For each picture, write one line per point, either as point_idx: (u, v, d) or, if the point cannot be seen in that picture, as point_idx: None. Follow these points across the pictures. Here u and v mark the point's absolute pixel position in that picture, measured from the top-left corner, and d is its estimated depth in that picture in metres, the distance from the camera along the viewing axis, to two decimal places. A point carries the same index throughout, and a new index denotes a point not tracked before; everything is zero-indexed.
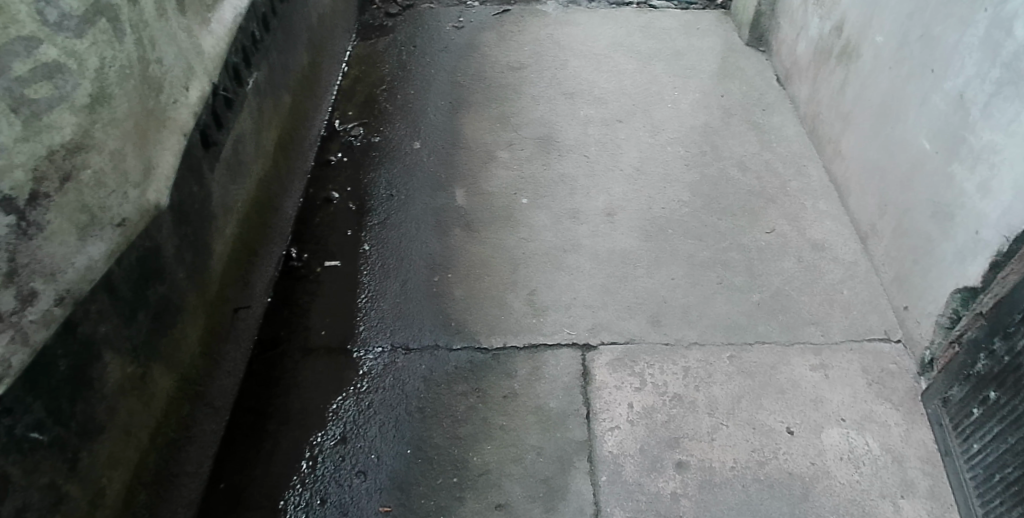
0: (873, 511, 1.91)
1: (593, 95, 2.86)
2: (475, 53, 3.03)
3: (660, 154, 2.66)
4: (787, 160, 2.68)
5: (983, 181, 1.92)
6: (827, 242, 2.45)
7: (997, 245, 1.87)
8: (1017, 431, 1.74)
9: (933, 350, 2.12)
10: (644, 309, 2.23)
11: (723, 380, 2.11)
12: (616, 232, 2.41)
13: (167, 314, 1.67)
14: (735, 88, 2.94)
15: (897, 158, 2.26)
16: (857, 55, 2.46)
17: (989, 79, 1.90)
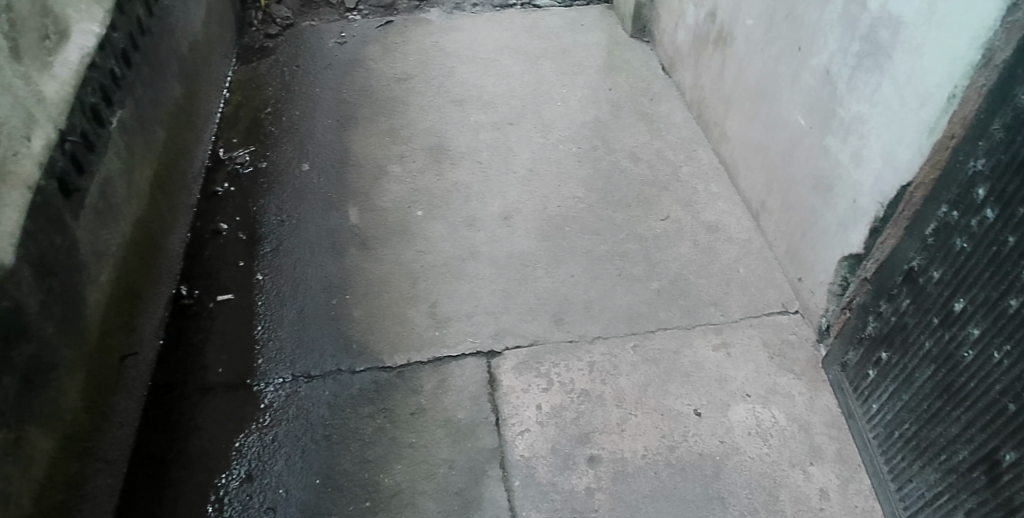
0: (784, 481, 1.97)
1: (482, 100, 2.86)
2: (360, 67, 3.01)
3: (553, 153, 2.68)
4: (677, 147, 2.73)
5: (856, 151, 1.99)
6: (720, 223, 2.51)
7: (874, 211, 1.95)
8: (910, 387, 1.83)
9: (828, 317, 2.19)
10: (546, 309, 2.24)
11: (629, 371, 2.13)
12: (513, 235, 2.42)
13: (50, 372, 1.61)
14: (623, 80, 2.99)
15: (777, 136, 2.33)
16: (731, 39, 2.53)
17: (850, 53, 1.97)
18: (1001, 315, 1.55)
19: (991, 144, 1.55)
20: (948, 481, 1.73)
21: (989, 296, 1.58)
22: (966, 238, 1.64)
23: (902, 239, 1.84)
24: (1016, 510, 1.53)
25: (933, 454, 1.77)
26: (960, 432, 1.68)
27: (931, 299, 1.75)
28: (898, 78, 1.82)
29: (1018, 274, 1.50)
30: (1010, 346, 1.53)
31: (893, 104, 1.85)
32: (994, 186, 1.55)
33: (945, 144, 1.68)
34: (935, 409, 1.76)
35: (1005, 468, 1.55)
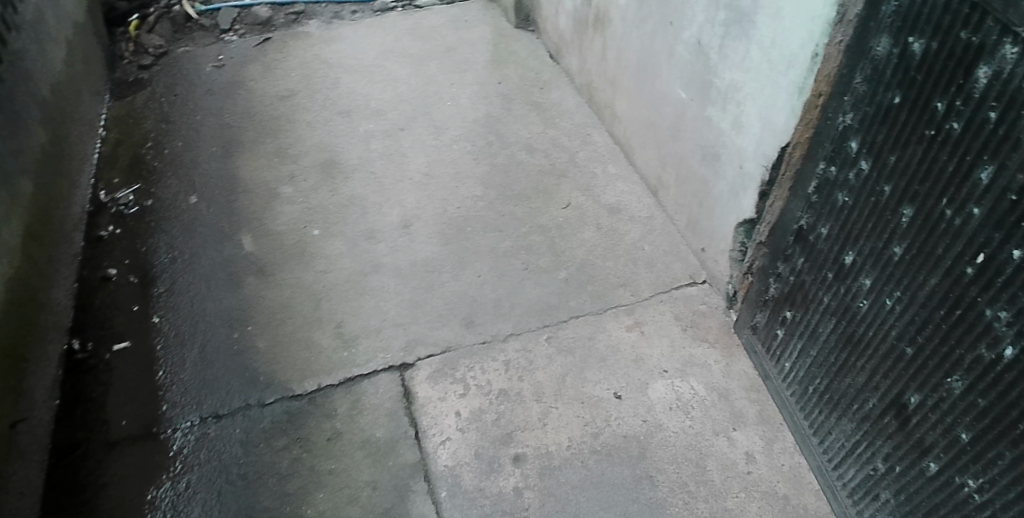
0: (708, 450, 2.00)
1: (371, 108, 2.85)
2: (241, 89, 2.94)
3: (447, 154, 2.68)
4: (571, 133, 2.76)
5: (736, 119, 2.02)
6: (621, 204, 2.53)
7: (760, 176, 1.98)
8: (816, 342, 1.86)
9: (734, 283, 2.21)
10: (455, 313, 2.23)
11: (545, 364, 2.13)
12: (415, 242, 2.41)
13: None
14: (511, 73, 3.01)
15: (662, 112, 2.35)
16: (607, 21, 2.55)
17: (717, 23, 2.00)
18: (888, 263, 1.56)
19: (856, 97, 1.58)
20: (863, 429, 1.75)
21: (875, 246, 1.59)
22: (846, 191, 1.65)
23: (788, 200, 1.87)
24: (928, 450, 1.54)
25: (844, 404, 1.80)
26: (867, 381, 1.70)
27: (823, 255, 1.77)
28: (764, 42, 1.85)
29: (898, 222, 1.51)
30: (899, 292, 1.54)
31: (762, 69, 1.88)
32: (865, 138, 1.57)
33: (815, 102, 1.71)
34: (841, 361, 1.78)
35: (912, 411, 1.56)
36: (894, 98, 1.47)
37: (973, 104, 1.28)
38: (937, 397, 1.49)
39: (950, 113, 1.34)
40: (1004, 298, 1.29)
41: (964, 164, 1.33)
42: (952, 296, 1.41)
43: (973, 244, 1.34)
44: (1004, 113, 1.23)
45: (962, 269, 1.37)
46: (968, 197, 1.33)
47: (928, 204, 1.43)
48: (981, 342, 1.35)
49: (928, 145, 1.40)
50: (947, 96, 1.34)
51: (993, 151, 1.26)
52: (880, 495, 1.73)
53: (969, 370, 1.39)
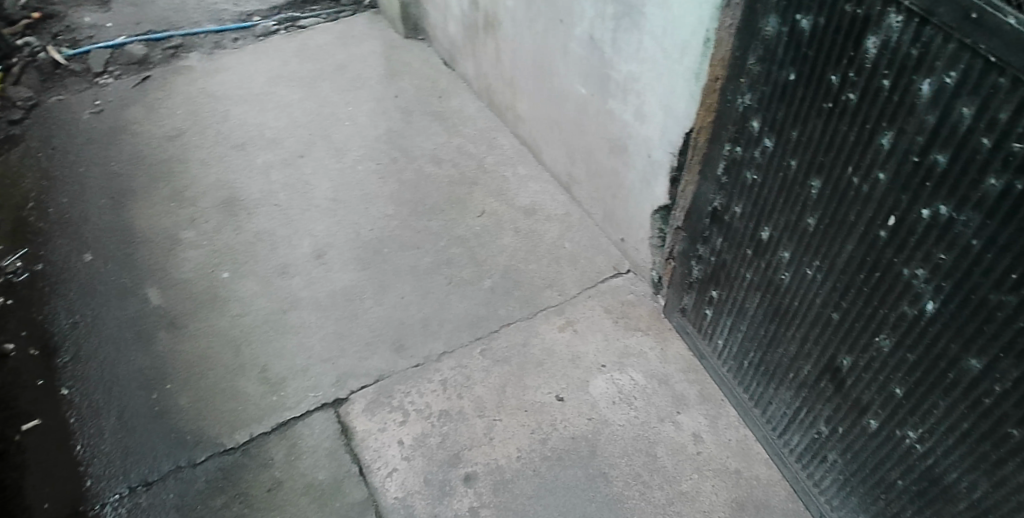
0: (657, 437, 2.00)
1: (266, 138, 2.72)
2: (124, 134, 2.76)
3: (352, 176, 2.59)
4: (476, 139, 2.72)
5: (637, 109, 2.02)
6: (536, 204, 2.51)
7: (669, 161, 1.98)
8: (745, 317, 1.90)
9: (657, 269, 2.23)
10: (383, 339, 2.15)
11: (482, 377, 2.07)
12: (331, 272, 2.31)
13: None
14: (406, 84, 2.95)
15: (565, 109, 2.34)
16: (497, 23, 2.51)
17: (607, 16, 1.98)
18: (804, 234, 1.61)
19: (752, 78, 1.61)
20: (802, 395, 1.81)
21: (790, 219, 1.64)
22: (754, 169, 1.70)
23: (699, 184, 1.90)
24: (867, 408, 1.60)
25: (781, 374, 1.86)
26: (800, 349, 1.76)
27: (740, 233, 1.81)
28: (655, 31, 1.84)
29: (808, 194, 1.56)
30: (819, 261, 1.60)
31: (656, 58, 1.87)
32: (765, 116, 1.61)
33: (712, 86, 1.73)
34: (772, 332, 1.83)
35: (847, 373, 1.63)
36: (789, 75, 1.51)
37: (866, 74, 1.33)
38: (868, 357, 1.55)
39: (845, 85, 1.38)
40: (920, 256, 1.34)
41: (864, 132, 1.38)
42: (870, 260, 1.46)
43: (883, 209, 1.39)
44: (896, 80, 1.28)
45: (876, 233, 1.43)
46: (872, 163, 1.38)
47: (835, 174, 1.48)
48: (903, 300, 1.41)
49: (828, 117, 1.45)
50: (840, 68, 1.39)
51: (891, 117, 1.31)
52: (827, 456, 1.79)
53: (895, 328, 1.46)
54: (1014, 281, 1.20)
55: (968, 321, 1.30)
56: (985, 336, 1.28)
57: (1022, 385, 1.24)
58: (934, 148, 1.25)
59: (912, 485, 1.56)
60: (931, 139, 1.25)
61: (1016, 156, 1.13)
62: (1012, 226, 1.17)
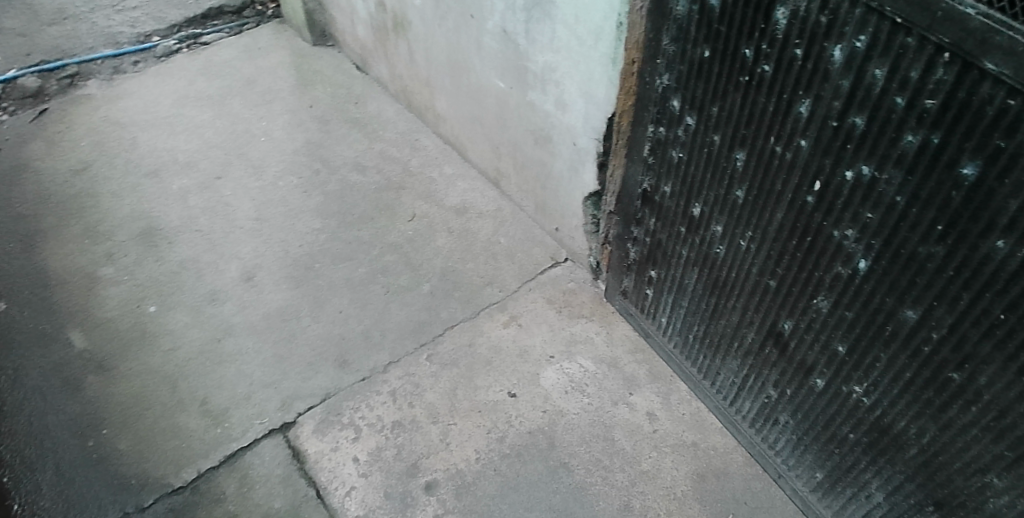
0: (613, 421, 2.00)
1: (179, 162, 2.61)
2: (26, 172, 2.59)
3: (274, 192, 2.51)
4: (399, 143, 2.68)
5: (558, 98, 2.00)
6: (467, 203, 2.49)
7: (595, 147, 1.98)
8: (686, 293, 1.94)
9: (594, 255, 2.24)
10: (326, 357, 2.09)
11: (432, 383, 2.04)
12: (263, 294, 2.23)
13: None
14: (321, 93, 2.88)
15: (485, 105, 2.31)
16: (407, 23, 2.46)
17: (517, 9, 1.95)
18: (734, 207, 1.67)
19: (668, 59, 1.65)
20: (748, 363, 1.86)
21: (719, 194, 1.69)
22: (679, 148, 1.74)
23: (627, 166, 1.92)
24: (812, 368, 1.67)
25: (726, 344, 1.90)
26: (742, 318, 1.81)
27: (672, 212, 1.85)
28: (567, 19, 1.82)
29: (733, 167, 1.62)
30: (751, 232, 1.66)
31: (571, 46, 1.86)
32: (684, 95, 1.66)
33: (630, 70, 1.75)
34: (713, 305, 1.88)
35: (789, 336, 1.70)
36: (703, 53, 1.56)
37: (778, 45, 1.39)
38: (808, 319, 1.62)
39: (760, 58, 1.44)
40: (848, 216, 1.41)
41: (782, 102, 1.44)
42: (800, 225, 1.53)
43: (808, 174, 1.46)
44: (808, 48, 1.34)
45: (803, 199, 1.49)
46: (793, 131, 1.45)
47: (758, 144, 1.54)
48: (836, 261, 1.48)
49: (746, 90, 1.51)
50: (753, 42, 1.44)
51: (807, 85, 1.38)
52: (779, 419, 1.85)
53: (831, 289, 1.53)
54: (940, 233, 1.26)
55: (900, 275, 1.36)
56: (919, 287, 1.34)
57: (957, 331, 1.31)
58: (851, 111, 1.32)
59: (863, 437, 1.62)
60: (847, 102, 1.31)
61: (929, 113, 1.19)
62: (932, 180, 1.23)
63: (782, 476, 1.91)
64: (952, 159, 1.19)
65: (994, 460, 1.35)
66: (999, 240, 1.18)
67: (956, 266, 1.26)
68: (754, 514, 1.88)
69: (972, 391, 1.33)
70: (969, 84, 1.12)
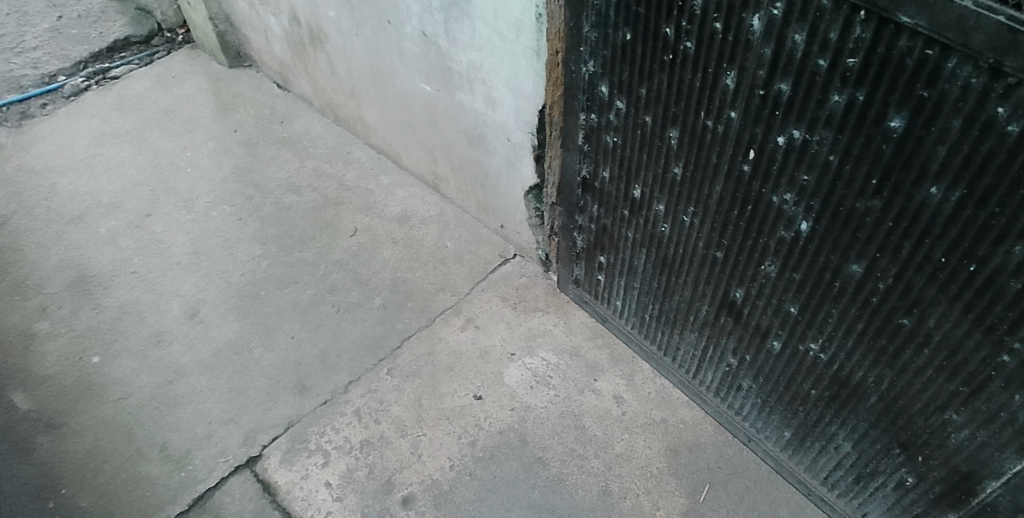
0: (582, 409, 2.01)
1: (104, 204, 2.51)
2: None
3: (209, 223, 2.43)
4: (331, 158, 2.63)
5: (486, 95, 1.98)
6: (408, 211, 2.46)
7: (529, 141, 1.96)
8: (637, 274, 1.95)
9: (543, 247, 2.24)
10: (283, 385, 2.04)
11: (396, 397, 2.01)
12: (210, 329, 2.16)
13: None
14: (243, 116, 2.80)
15: (414, 110, 2.27)
16: (324, 36, 2.40)
17: (434, 10, 1.91)
18: (673, 184, 1.68)
19: (591, 45, 1.64)
20: (706, 334, 1.88)
21: (657, 173, 1.70)
22: (613, 132, 1.74)
23: (563, 156, 1.92)
24: (769, 332, 1.71)
25: (682, 319, 1.92)
26: (694, 292, 1.83)
27: (613, 196, 1.85)
28: (485, 16, 1.80)
29: (668, 145, 1.63)
30: (693, 207, 1.67)
31: (493, 42, 1.84)
32: (611, 80, 1.66)
33: (554, 60, 1.74)
34: (664, 283, 1.89)
35: (742, 304, 1.72)
36: (625, 36, 1.56)
37: (698, 21, 1.40)
38: (758, 285, 1.65)
39: (681, 35, 1.45)
40: (785, 181, 1.43)
41: (708, 76, 1.45)
42: (739, 195, 1.55)
43: (741, 144, 1.48)
44: (727, 21, 1.35)
45: (739, 169, 1.51)
46: (722, 104, 1.46)
47: (689, 121, 1.55)
48: (779, 226, 1.51)
49: (671, 69, 1.51)
50: (672, 20, 1.45)
51: (730, 57, 1.39)
52: (742, 385, 1.88)
53: (777, 253, 1.55)
54: (875, 186, 1.29)
55: (842, 232, 1.39)
56: (860, 242, 1.37)
57: (902, 279, 1.34)
58: (775, 78, 1.33)
59: (825, 392, 1.66)
60: (772, 70, 1.33)
61: (851, 72, 1.21)
62: (862, 136, 1.26)
63: (752, 439, 1.95)
64: (879, 114, 1.21)
65: (951, 397, 1.40)
66: (933, 186, 1.21)
67: (894, 217, 1.29)
68: (729, 481, 1.91)
69: (923, 333, 1.37)
70: (887, 38, 1.14)
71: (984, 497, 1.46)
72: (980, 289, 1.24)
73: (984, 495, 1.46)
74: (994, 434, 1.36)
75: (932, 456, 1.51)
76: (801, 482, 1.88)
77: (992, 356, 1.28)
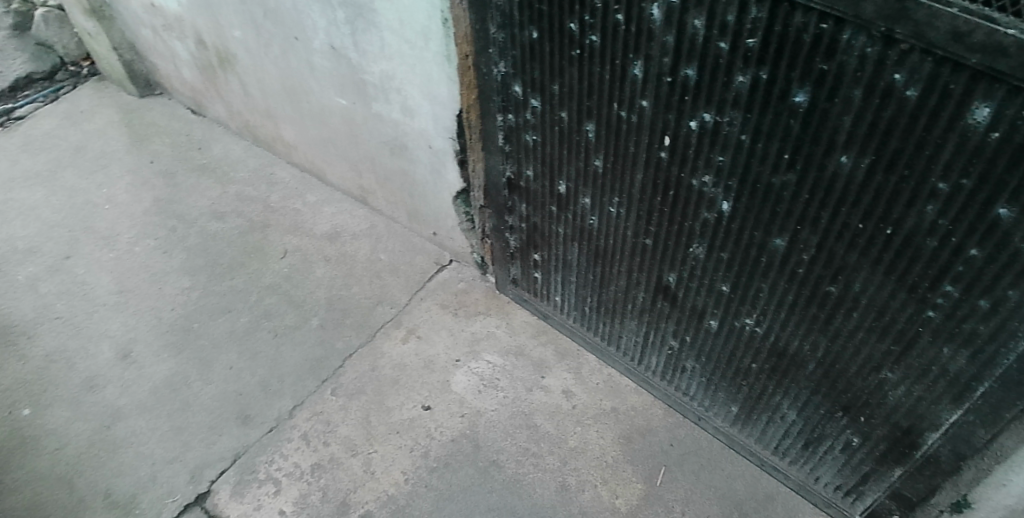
0: (532, 407, 2.01)
1: (20, 250, 2.41)
2: None
3: (132, 259, 2.36)
4: (253, 181, 2.59)
5: (403, 105, 1.97)
6: (338, 227, 2.44)
7: (451, 146, 1.96)
8: (572, 268, 1.97)
9: (477, 250, 2.24)
10: (226, 417, 1.99)
11: (343, 416, 1.98)
12: (144, 368, 2.10)
13: None
14: (159, 146, 2.72)
15: (332, 125, 2.25)
16: (232, 58, 2.35)
17: (340, 22, 1.89)
18: (596, 177, 1.69)
19: (499, 46, 1.64)
20: (645, 320, 1.91)
21: (579, 167, 1.71)
22: (532, 131, 1.75)
23: (485, 159, 1.92)
24: (704, 312, 1.73)
25: (621, 308, 1.94)
26: (629, 280, 1.85)
27: (539, 194, 1.86)
28: (393, 25, 1.78)
29: (586, 139, 1.64)
30: (618, 198, 1.69)
31: (403, 51, 1.83)
32: (523, 79, 1.66)
33: (465, 64, 1.73)
34: (599, 274, 1.91)
35: (676, 288, 1.75)
36: (531, 34, 1.56)
37: (600, 14, 1.41)
38: (688, 268, 1.67)
39: (585, 29, 1.46)
40: (702, 164, 1.46)
41: (616, 68, 1.47)
42: (660, 181, 1.57)
43: (656, 132, 1.50)
44: (628, 12, 1.36)
45: (658, 156, 1.53)
46: (633, 94, 1.47)
47: (604, 113, 1.56)
48: (701, 208, 1.53)
49: (580, 63, 1.52)
50: (575, 15, 1.45)
51: (635, 48, 1.41)
52: (686, 366, 1.91)
53: (703, 236, 1.58)
54: (788, 161, 1.32)
55: (761, 208, 1.42)
56: (781, 216, 1.40)
57: (824, 248, 1.38)
58: (681, 64, 1.35)
59: (764, 364, 1.70)
60: (676, 57, 1.35)
61: (752, 52, 1.24)
62: (770, 113, 1.28)
63: (702, 418, 1.98)
64: (783, 90, 1.24)
65: (884, 357, 1.44)
66: (843, 155, 1.24)
67: (809, 189, 1.32)
68: (684, 461, 1.93)
69: (850, 298, 1.41)
70: (782, 16, 1.16)
71: (926, 449, 1.50)
72: (899, 251, 1.27)
73: (926, 447, 1.50)
74: (928, 387, 1.41)
75: (873, 416, 1.55)
76: (753, 454, 1.92)
77: (917, 313, 1.33)
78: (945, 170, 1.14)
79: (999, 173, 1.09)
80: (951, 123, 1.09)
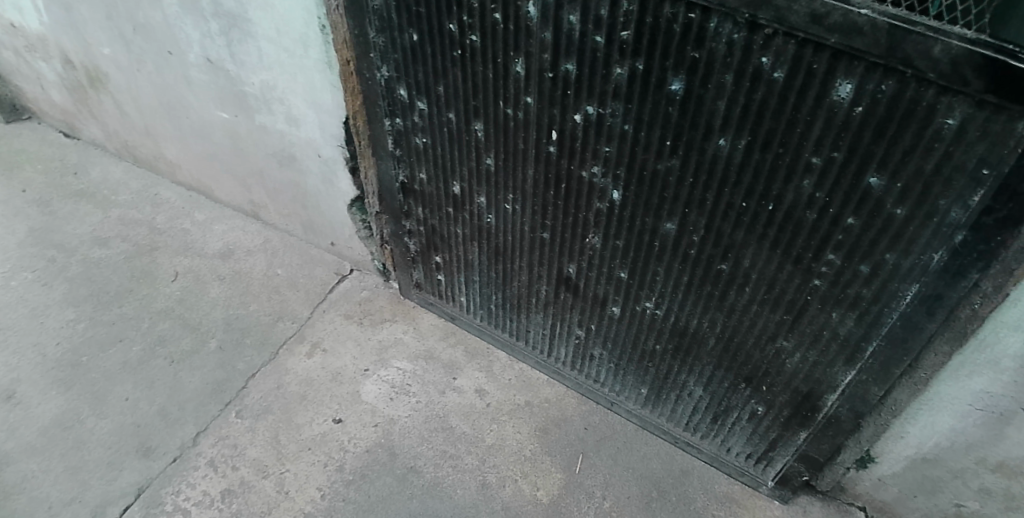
0: (446, 408, 2.01)
1: None
2: None
3: (10, 294, 2.23)
4: (136, 203, 2.51)
5: (287, 115, 1.93)
6: (232, 245, 2.38)
7: (342, 154, 1.94)
8: (474, 267, 1.97)
9: (380, 257, 2.22)
10: (125, 451, 1.90)
11: (251, 438, 1.93)
12: (32, 408, 1.98)
13: None
14: (32, 174, 2.58)
15: (216, 140, 2.18)
16: (104, 76, 2.25)
17: (214, 34, 1.83)
18: (488, 176, 1.70)
19: (380, 51, 1.62)
20: (551, 313, 1.93)
21: (471, 167, 1.71)
22: (421, 134, 1.74)
23: (377, 164, 1.89)
24: (606, 299, 1.77)
25: (527, 303, 1.96)
26: (531, 275, 1.87)
27: (435, 196, 1.86)
28: (269, 34, 1.74)
29: (476, 138, 1.64)
30: (512, 195, 1.70)
31: (282, 60, 1.79)
32: (407, 82, 1.65)
33: (348, 70, 1.71)
34: (501, 271, 1.92)
35: (577, 278, 1.78)
36: (412, 37, 1.55)
37: (478, 14, 1.42)
38: (588, 258, 1.70)
39: (465, 30, 1.46)
40: (591, 155, 1.48)
41: (498, 66, 1.47)
42: (551, 175, 1.59)
43: (543, 127, 1.51)
44: (505, 11, 1.37)
45: (547, 151, 1.55)
46: (518, 91, 1.49)
47: (490, 112, 1.57)
48: (593, 198, 1.56)
49: (463, 63, 1.52)
50: (454, 16, 1.45)
51: (514, 46, 1.42)
52: (594, 353, 1.95)
53: (597, 225, 1.61)
54: (671, 147, 1.36)
55: (650, 194, 1.46)
56: (668, 201, 1.45)
57: (712, 228, 1.43)
58: (561, 59, 1.38)
59: (667, 344, 1.75)
60: (556, 53, 1.37)
61: (627, 44, 1.27)
62: (650, 102, 1.32)
63: (614, 403, 2.03)
64: (660, 79, 1.28)
65: (777, 327, 1.51)
66: (721, 138, 1.28)
67: (693, 172, 1.37)
68: (601, 446, 1.97)
69: (741, 275, 1.47)
70: (652, 8, 1.20)
71: (827, 411, 1.58)
72: (782, 225, 1.33)
73: (827, 409, 1.57)
74: (822, 352, 1.48)
75: (774, 384, 1.62)
76: (665, 432, 1.98)
77: (805, 283, 1.39)
78: (817, 145, 1.19)
79: (866, 144, 1.15)
80: (818, 100, 1.15)
